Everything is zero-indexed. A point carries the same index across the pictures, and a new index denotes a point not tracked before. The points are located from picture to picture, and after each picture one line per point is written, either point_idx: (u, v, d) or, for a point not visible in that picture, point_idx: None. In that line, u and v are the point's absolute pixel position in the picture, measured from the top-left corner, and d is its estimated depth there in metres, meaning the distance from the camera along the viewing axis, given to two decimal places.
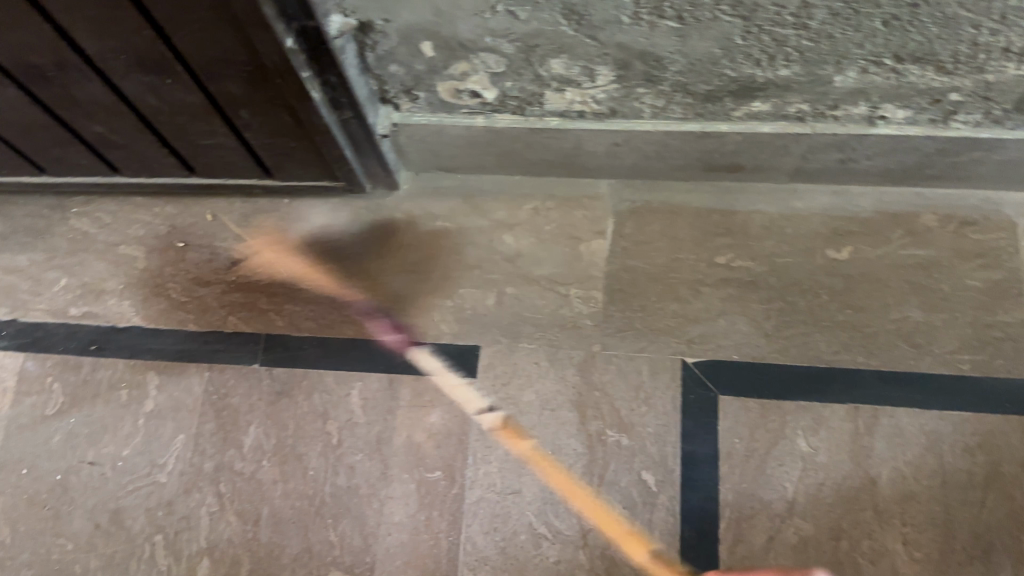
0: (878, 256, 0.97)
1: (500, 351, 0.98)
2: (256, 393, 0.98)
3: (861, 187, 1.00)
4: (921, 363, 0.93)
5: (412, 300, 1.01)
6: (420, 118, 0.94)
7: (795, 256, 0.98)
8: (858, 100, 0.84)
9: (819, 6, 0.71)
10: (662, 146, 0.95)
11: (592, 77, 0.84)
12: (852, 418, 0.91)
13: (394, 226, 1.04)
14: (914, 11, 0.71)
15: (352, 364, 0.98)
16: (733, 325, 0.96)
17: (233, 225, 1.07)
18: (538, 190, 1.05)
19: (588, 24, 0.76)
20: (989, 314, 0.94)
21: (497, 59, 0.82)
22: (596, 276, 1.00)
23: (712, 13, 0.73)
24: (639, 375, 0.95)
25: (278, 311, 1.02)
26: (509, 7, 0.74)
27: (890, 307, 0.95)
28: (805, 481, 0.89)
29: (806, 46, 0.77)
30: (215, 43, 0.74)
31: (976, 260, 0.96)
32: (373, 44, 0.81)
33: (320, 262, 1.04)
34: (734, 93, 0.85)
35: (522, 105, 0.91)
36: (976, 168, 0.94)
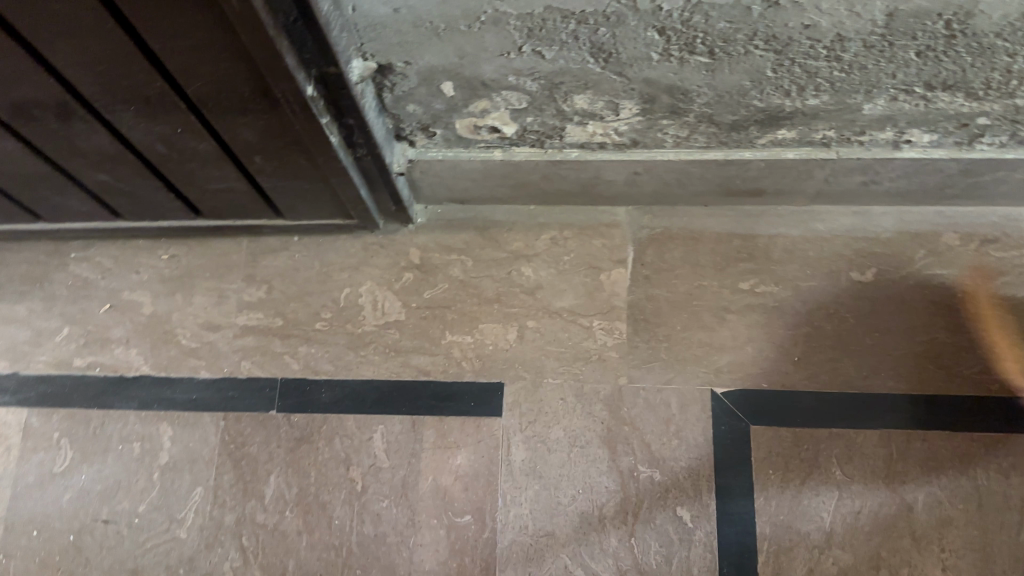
0: (901, 277, 0.96)
1: (525, 387, 0.95)
2: (275, 441, 0.95)
3: (881, 208, 0.99)
4: (951, 385, 0.92)
5: (432, 337, 0.98)
6: (436, 154, 0.91)
7: (818, 280, 0.97)
8: (885, 127, 0.83)
9: (854, 39, 0.69)
10: (683, 174, 0.93)
11: (616, 111, 0.82)
12: (885, 444, 0.90)
13: (409, 261, 1.02)
14: (950, 41, 0.68)
15: (372, 407, 0.96)
16: (761, 352, 0.95)
17: (242, 265, 1.04)
18: (555, 219, 1.03)
19: (615, 61, 0.74)
20: (1016, 332, 0.93)
21: (519, 96, 0.80)
22: (619, 306, 0.98)
23: (744, 48, 0.71)
24: (669, 408, 0.93)
25: (293, 354, 0.99)
26: (536, 48, 0.72)
27: (916, 328, 0.94)
28: (841, 510, 0.88)
29: (837, 77, 0.74)
30: (231, 92, 0.71)
31: (1000, 277, 0.95)
32: (392, 85, 0.78)
33: (334, 301, 1.01)
34: (760, 122, 0.83)
35: (542, 139, 0.88)
36: (998, 186, 0.93)
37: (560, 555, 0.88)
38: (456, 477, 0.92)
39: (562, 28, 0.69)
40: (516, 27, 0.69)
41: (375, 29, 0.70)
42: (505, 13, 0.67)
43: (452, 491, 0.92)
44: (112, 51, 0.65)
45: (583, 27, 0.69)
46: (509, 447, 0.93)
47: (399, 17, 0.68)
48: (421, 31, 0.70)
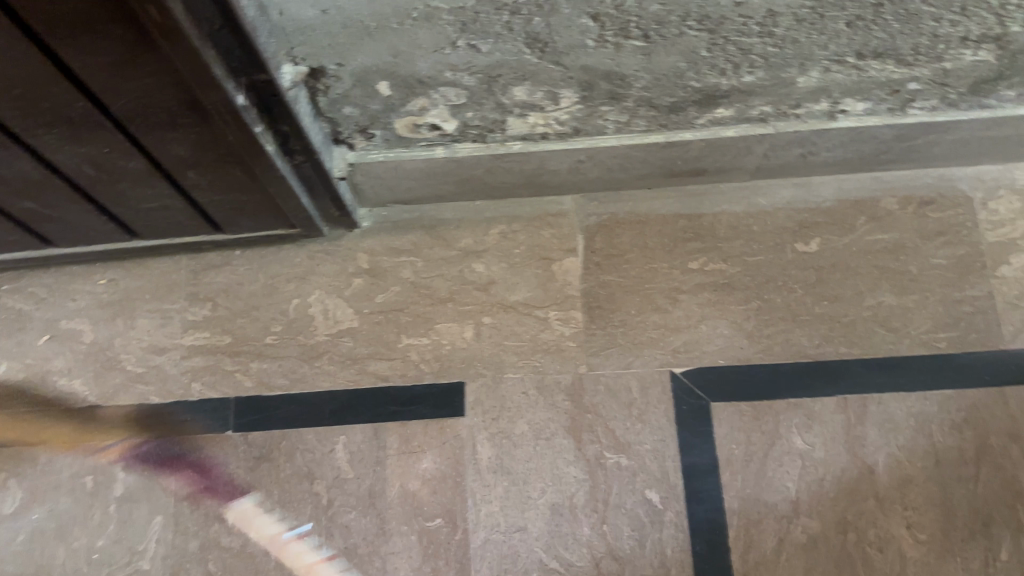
0: (845, 245, 0.97)
1: (486, 385, 0.94)
2: (233, 461, 0.93)
3: (820, 177, 1.00)
4: (900, 347, 0.93)
5: (387, 342, 0.96)
6: (376, 156, 0.90)
7: (765, 254, 0.98)
8: (820, 99, 0.84)
9: (785, 14, 0.69)
10: (625, 159, 0.93)
11: (556, 101, 0.82)
12: (843, 409, 0.91)
13: (357, 266, 1.00)
14: (877, 10, 0.69)
15: (331, 419, 0.94)
16: (715, 329, 0.95)
17: (183, 284, 1.00)
18: (501, 213, 1.01)
19: (552, 51, 0.73)
20: (958, 290, 0.95)
21: (457, 92, 0.79)
22: (573, 295, 0.98)
23: (678, 29, 0.71)
24: (630, 392, 0.93)
25: (245, 372, 0.96)
26: (470, 42, 0.71)
27: (863, 294, 0.96)
28: (806, 478, 0.89)
29: (770, 52, 0.75)
30: (158, 106, 0.69)
31: (939, 238, 0.97)
32: (326, 88, 0.77)
33: (283, 314, 0.98)
34: (698, 103, 0.83)
35: (483, 133, 0.87)
36: (930, 148, 0.94)
37: (535, 549, 0.88)
38: (424, 481, 0.91)
39: (496, 20, 0.68)
40: (449, 22, 0.68)
41: (304, 33, 0.68)
42: (437, 8, 0.66)
43: (420, 496, 0.90)
44: (29, 72, 0.63)
45: (517, 19, 0.68)
46: (474, 448, 0.92)
47: (328, 18, 0.67)
48: (352, 32, 0.69)
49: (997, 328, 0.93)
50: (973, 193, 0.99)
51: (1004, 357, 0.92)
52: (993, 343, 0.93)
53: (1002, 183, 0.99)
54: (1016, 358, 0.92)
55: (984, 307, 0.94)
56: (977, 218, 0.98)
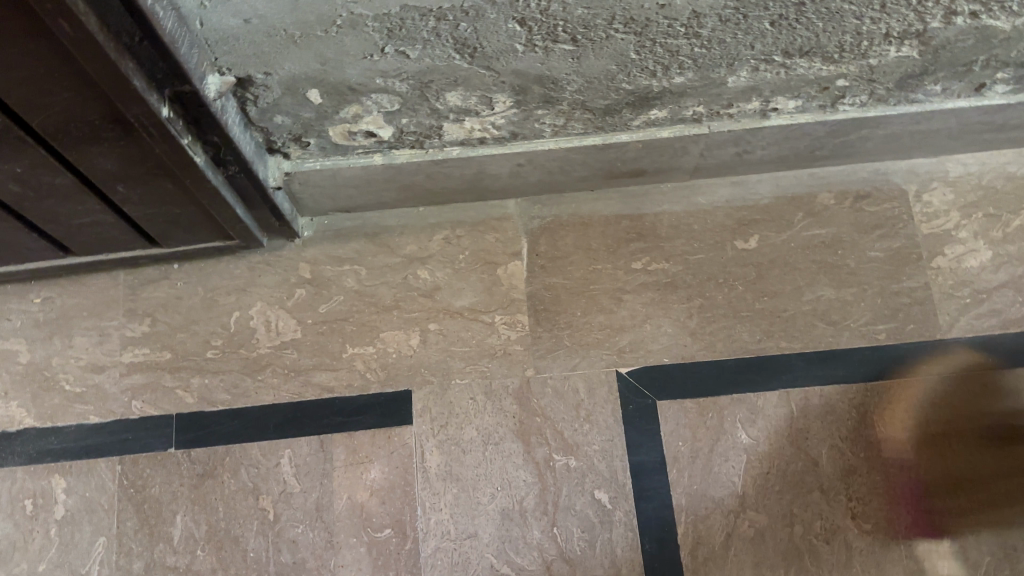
0: (784, 241, 0.99)
1: (433, 392, 0.93)
2: (177, 479, 0.91)
3: (758, 175, 1.01)
4: (840, 339, 0.95)
5: (332, 353, 0.95)
6: (313, 164, 0.89)
7: (706, 252, 0.99)
8: (751, 98, 0.84)
9: (709, 15, 0.70)
10: (565, 161, 0.93)
11: (490, 105, 0.82)
12: (786, 403, 0.92)
13: (300, 276, 0.98)
14: (800, 9, 0.70)
15: (276, 432, 0.92)
16: (659, 328, 0.96)
17: (121, 300, 0.98)
18: (444, 219, 1.01)
19: (481, 56, 0.73)
20: (895, 281, 0.97)
21: (390, 98, 0.79)
22: (518, 299, 0.98)
23: (605, 33, 0.71)
24: (577, 394, 0.93)
25: (186, 387, 0.95)
26: (398, 48, 0.71)
27: (802, 288, 0.97)
28: (751, 473, 0.90)
29: (698, 53, 0.75)
30: (80, 120, 0.67)
31: (875, 231, 0.99)
32: (254, 98, 0.76)
33: (224, 327, 0.97)
34: (631, 105, 0.84)
35: (421, 139, 0.87)
36: (863, 144, 0.96)
37: (485, 555, 0.88)
38: (372, 492, 0.90)
39: (423, 27, 0.68)
40: (375, 29, 0.68)
41: (228, 43, 0.67)
42: (361, 15, 0.66)
43: (369, 506, 0.90)
44: None
45: (444, 24, 0.68)
46: (427, 457, 0.91)
47: (251, 27, 0.66)
48: (277, 41, 0.68)
49: (933, 318, 0.95)
50: (907, 186, 1.00)
51: (940, 346, 0.94)
52: (930, 333, 0.95)
53: (935, 175, 1.01)
54: (952, 347, 0.94)
55: (921, 297, 0.96)
56: (912, 211, 0.99)
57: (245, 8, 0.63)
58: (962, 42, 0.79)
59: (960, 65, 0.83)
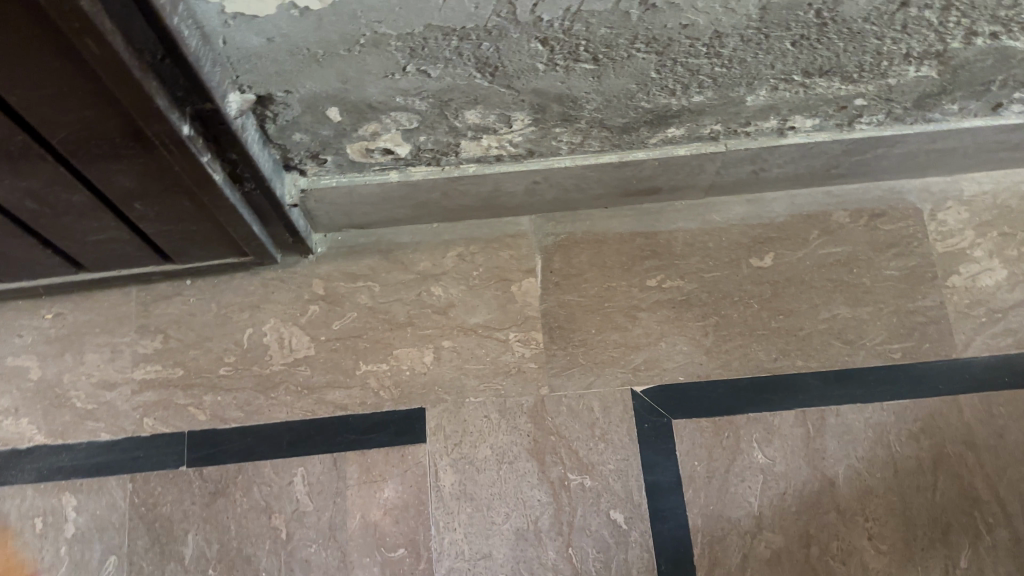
0: (800, 259, 0.98)
1: (447, 410, 0.92)
2: (189, 497, 0.90)
3: (773, 193, 1.01)
4: (857, 358, 0.94)
5: (344, 370, 0.94)
6: (329, 181, 0.88)
7: (721, 270, 0.98)
8: (768, 117, 0.84)
9: (731, 35, 0.70)
10: (580, 179, 0.93)
11: (508, 124, 0.82)
12: (802, 423, 0.92)
13: (313, 293, 0.97)
14: (822, 30, 0.70)
15: (289, 450, 0.92)
16: (674, 346, 0.96)
17: (133, 316, 0.98)
18: (458, 235, 1.00)
19: (502, 75, 0.73)
20: (911, 300, 0.96)
21: (409, 116, 0.79)
22: (532, 316, 0.97)
23: (627, 52, 0.71)
24: (592, 412, 0.93)
25: (198, 405, 0.94)
26: (420, 67, 0.71)
27: (818, 307, 0.96)
28: (768, 493, 0.89)
29: (719, 72, 0.76)
30: (101, 138, 0.67)
31: (891, 249, 0.98)
32: (274, 115, 0.76)
33: (236, 344, 0.96)
34: (649, 123, 0.84)
35: (437, 157, 0.87)
36: (879, 163, 0.95)
37: None
38: (386, 511, 0.89)
39: (445, 46, 0.68)
40: (397, 48, 0.68)
41: (251, 61, 0.67)
42: (384, 34, 0.66)
43: (382, 526, 0.89)
44: None
45: (466, 44, 0.68)
46: (452, 480, 0.90)
47: (274, 46, 0.66)
48: (299, 59, 0.68)
49: (949, 337, 0.95)
50: (922, 205, 1.00)
51: (957, 365, 0.94)
52: (947, 352, 0.94)
53: (949, 195, 1.00)
54: (968, 367, 0.94)
55: (936, 316, 0.95)
56: (926, 230, 0.99)
57: (269, 27, 0.64)
58: (980, 63, 0.79)
59: (978, 85, 0.83)
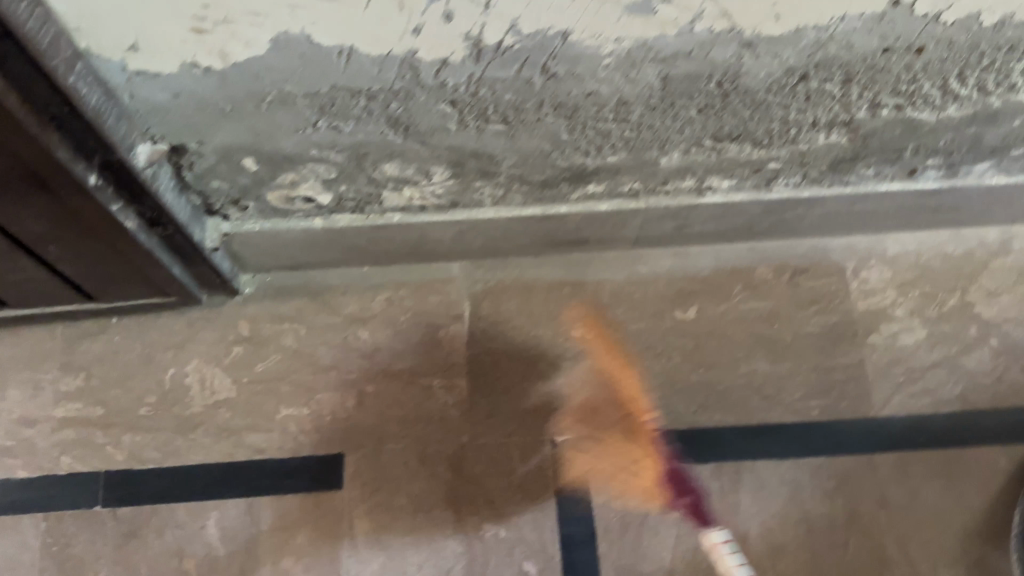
0: (722, 313, 0.99)
1: (365, 456, 0.93)
2: (101, 538, 0.90)
3: (699, 247, 1.02)
4: (774, 414, 0.95)
5: (264, 414, 0.94)
6: (252, 226, 0.89)
7: (645, 321, 0.99)
8: (685, 177, 0.86)
9: (636, 103, 0.72)
10: (506, 230, 0.94)
11: (427, 177, 0.83)
12: (718, 477, 0.92)
13: (238, 334, 0.98)
14: (724, 100, 0.72)
15: (204, 493, 0.92)
16: (596, 397, 0.96)
17: (57, 353, 0.98)
18: (388, 279, 1.01)
19: (415, 132, 0.74)
20: (830, 358, 0.97)
21: (327, 167, 0.79)
22: (458, 363, 0.97)
23: (536, 116, 0.73)
24: (511, 461, 0.93)
25: (116, 445, 0.94)
26: (331, 123, 0.72)
27: (739, 361, 0.97)
28: (680, 547, 0.89)
29: (629, 136, 0.77)
30: (6, 189, 0.68)
31: (812, 306, 0.99)
32: (189, 164, 0.76)
33: (158, 384, 0.96)
34: (568, 180, 0.85)
35: (361, 205, 0.87)
36: (800, 221, 0.97)
37: None
38: (298, 557, 0.89)
39: (353, 105, 0.69)
40: (305, 106, 0.69)
41: (159, 113, 0.68)
42: (291, 93, 0.67)
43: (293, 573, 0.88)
44: None
45: (374, 103, 0.70)
46: (366, 527, 0.90)
47: (181, 101, 0.67)
48: (207, 114, 0.69)
49: (867, 396, 0.96)
50: (846, 262, 1.01)
51: (874, 424, 0.94)
52: (864, 411, 0.95)
53: (873, 253, 1.02)
54: (885, 426, 0.94)
55: (855, 374, 0.96)
56: (849, 288, 1.00)
57: (174, 82, 0.65)
58: (889, 132, 0.80)
59: (891, 152, 0.84)
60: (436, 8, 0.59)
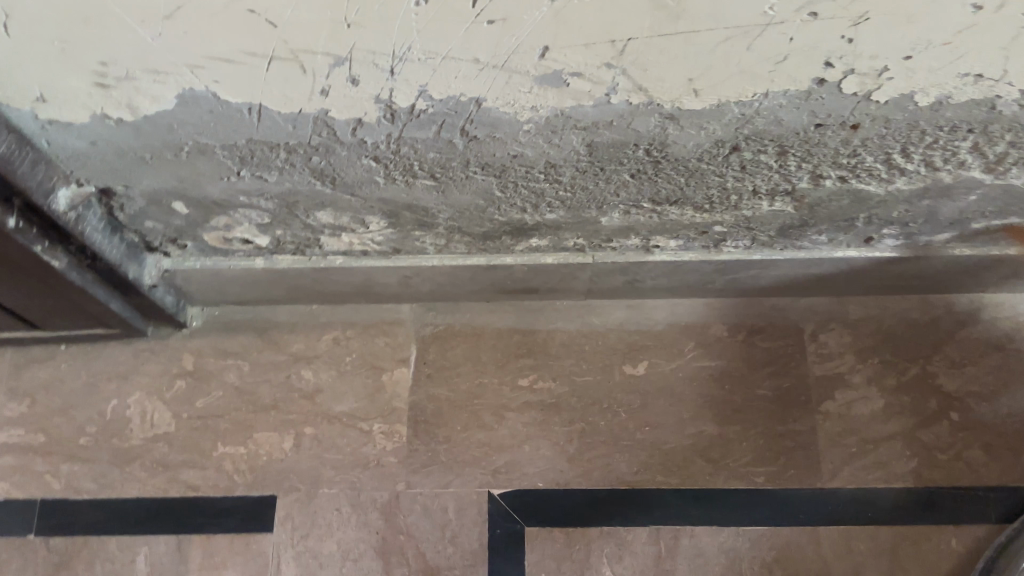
0: (672, 370, 0.97)
1: (299, 500, 0.92)
2: (31, 567, 0.90)
3: (654, 301, 1.00)
4: (717, 479, 0.92)
5: (202, 450, 0.94)
6: (193, 263, 0.88)
7: (593, 375, 0.97)
8: (629, 236, 0.84)
9: (565, 166, 0.70)
10: (453, 277, 0.93)
11: (363, 225, 0.81)
12: (655, 541, 0.90)
13: (182, 367, 0.98)
14: (656, 166, 0.70)
15: (136, 527, 0.91)
16: (538, 450, 0.94)
17: (3, 377, 0.98)
18: (336, 319, 1.00)
19: (342, 184, 0.73)
20: (781, 423, 0.94)
21: (259, 214, 0.79)
22: (399, 408, 0.96)
23: (464, 174, 0.71)
24: (445, 513, 0.91)
25: (54, 473, 0.94)
26: (255, 173, 0.71)
27: (685, 422, 0.95)
28: None
29: (564, 196, 0.75)
30: None
31: (766, 368, 0.97)
32: (120, 206, 0.76)
33: (99, 415, 0.96)
34: (509, 233, 0.83)
35: (301, 248, 0.87)
36: (757, 281, 0.95)
37: None
38: None
39: (274, 157, 0.68)
40: (225, 156, 0.68)
41: (79, 159, 0.68)
42: (207, 144, 0.66)
43: None
44: None
45: (296, 157, 0.68)
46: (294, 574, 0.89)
47: (99, 148, 0.66)
48: (128, 160, 0.68)
49: (816, 465, 0.93)
50: (805, 324, 0.99)
51: (822, 495, 0.91)
52: (812, 480, 0.92)
53: (834, 316, 0.99)
54: (833, 498, 0.91)
55: (806, 442, 0.94)
56: (806, 351, 0.97)
57: (88, 132, 0.64)
58: (836, 202, 0.77)
59: (841, 221, 0.81)
60: (340, 73, 0.57)
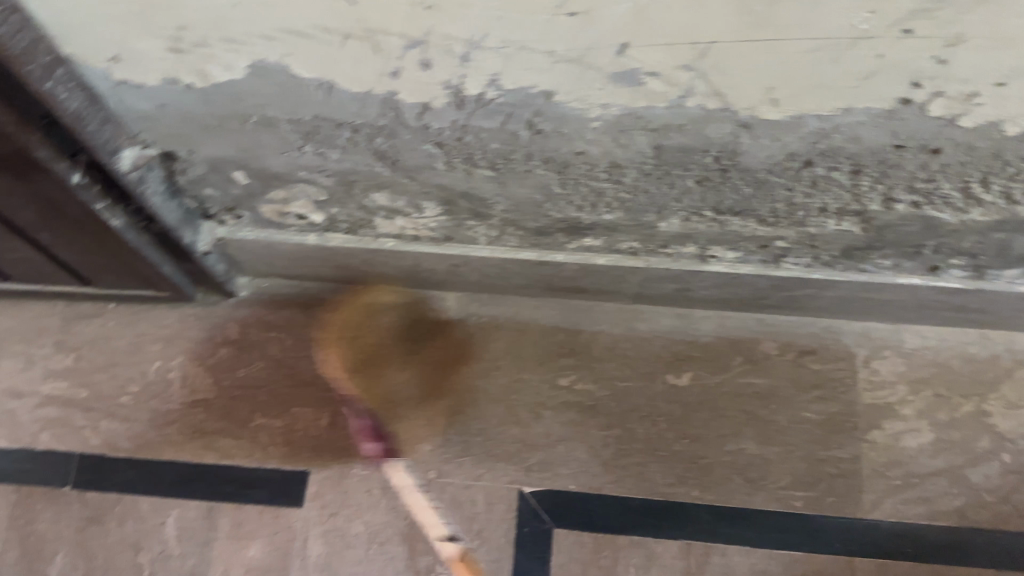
0: (716, 384, 0.95)
1: (330, 478, 0.92)
2: (65, 518, 0.91)
3: (703, 312, 0.98)
4: (753, 499, 0.90)
5: (239, 420, 0.95)
6: (247, 234, 0.89)
7: (635, 381, 0.96)
8: (686, 244, 0.82)
9: (630, 167, 0.68)
10: (502, 269, 0.92)
11: (419, 210, 0.81)
12: (684, 556, 0.88)
13: (227, 336, 0.99)
14: (723, 175, 0.68)
15: (169, 490, 0.92)
16: (572, 452, 0.93)
17: (53, 330, 1.00)
18: None
19: (402, 167, 0.73)
20: (824, 449, 0.92)
21: (317, 190, 0.78)
22: (437, 396, 0.96)
23: (525, 167, 0.70)
24: (474, 505, 0.91)
25: (94, 428, 0.95)
26: (318, 149, 0.71)
27: (726, 437, 0.93)
28: None
29: (625, 198, 0.74)
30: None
31: (813, 391, 0.95)
32: (181, 170, 0.76)
33: (142, 375, 0.97)
34: (564, 231, 0.82)
35: (354, 228, 0.86)
36: (813, 300, 0.92)
37: None
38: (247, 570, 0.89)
39: (337, 135, 0.68)
40: (290, 130, 0.68)
41: (145, 121, 0.68)
42: (273, 116, 0.66)
43: None
44: None
45: (359, 136, 0.68)
46: (319, 551, 0.89)
47: (165, 112, 0.67)
48: (193, 126, 0.69)
49: (857, 495, 0.90)
50: (857, 349, 0.96)
51: (861, 526, 0.89)
52: (851, 510, 0.89)
53: (889, 344, 0.96)
54: (872, 530, 0.88)
55: (848, 470, 0.91)
56: (856, 376, 0.95)
57: (157, 95, 0.64)
58: (906, 227, 0.74)
59: (908, 247, 0.79)
60: (412, 55, 0.56)
